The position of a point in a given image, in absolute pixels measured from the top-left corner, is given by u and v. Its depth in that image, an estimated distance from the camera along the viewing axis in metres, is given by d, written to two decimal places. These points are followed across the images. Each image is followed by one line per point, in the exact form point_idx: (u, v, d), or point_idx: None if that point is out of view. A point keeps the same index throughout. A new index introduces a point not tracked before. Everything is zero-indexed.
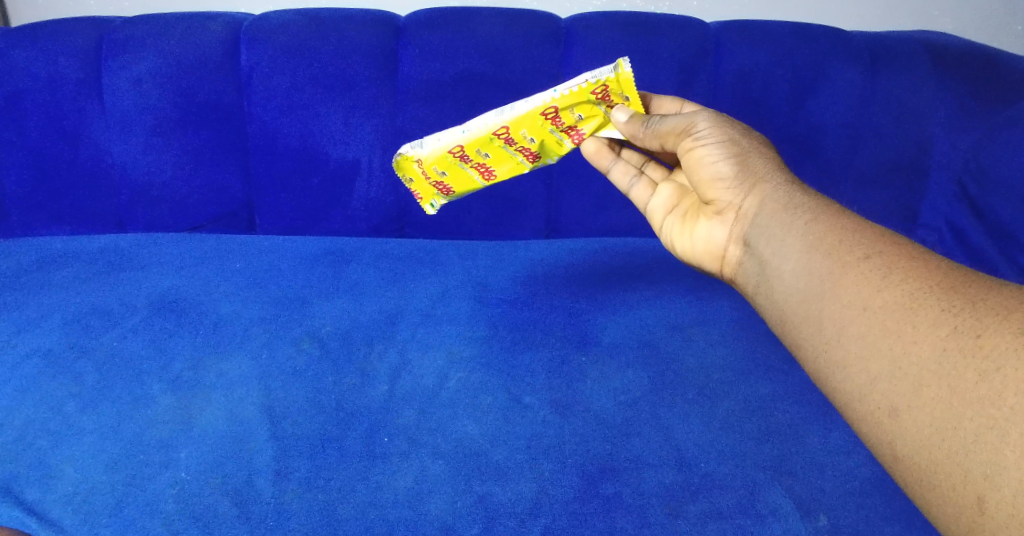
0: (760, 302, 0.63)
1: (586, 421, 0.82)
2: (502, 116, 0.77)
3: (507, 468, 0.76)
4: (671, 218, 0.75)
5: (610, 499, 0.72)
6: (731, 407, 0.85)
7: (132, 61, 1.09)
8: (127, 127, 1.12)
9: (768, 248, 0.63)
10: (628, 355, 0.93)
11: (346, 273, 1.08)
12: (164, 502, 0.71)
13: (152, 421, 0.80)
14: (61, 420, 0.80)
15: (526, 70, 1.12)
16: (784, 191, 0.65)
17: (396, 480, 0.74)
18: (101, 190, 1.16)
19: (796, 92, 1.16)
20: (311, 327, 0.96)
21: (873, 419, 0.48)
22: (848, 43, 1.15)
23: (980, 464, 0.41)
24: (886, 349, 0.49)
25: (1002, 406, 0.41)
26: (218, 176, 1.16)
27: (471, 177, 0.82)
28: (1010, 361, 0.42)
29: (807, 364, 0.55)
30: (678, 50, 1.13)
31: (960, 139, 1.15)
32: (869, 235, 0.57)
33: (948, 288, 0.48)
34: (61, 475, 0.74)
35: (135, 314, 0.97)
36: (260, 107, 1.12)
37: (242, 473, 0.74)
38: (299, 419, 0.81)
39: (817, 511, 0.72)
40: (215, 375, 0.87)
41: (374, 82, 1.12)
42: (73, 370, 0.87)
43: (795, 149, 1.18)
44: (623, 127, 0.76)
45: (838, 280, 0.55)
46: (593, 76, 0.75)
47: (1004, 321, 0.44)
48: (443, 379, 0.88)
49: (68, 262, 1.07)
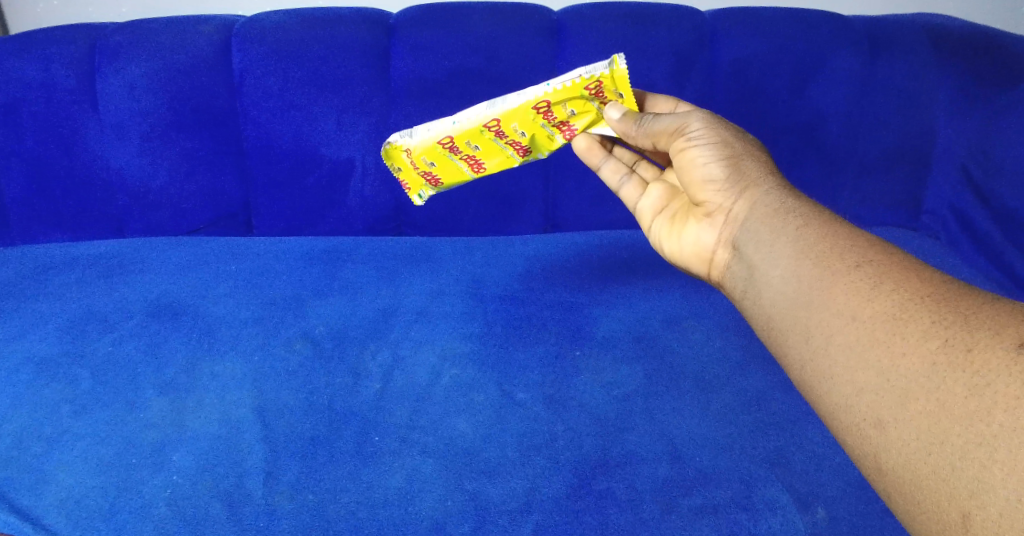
0: (746, 308, 0.62)
1: (580, 416, 0.82)
2: (494, 108, 0.78)
3: (501, 465, 0.76)
4: (660, 220, 0.74)
5: (603, 494, 0.72)
6: (726, 400, 0.85)
7: (123, 65, 1.08)
8: (122, 132, 1.11)
9: (756, 253, 0.61)
10: (623, 349, 0.92)
11: (340, 273, 1.07)
12: (157, 506, 0.70)
13: (145, 424, 0.80)
14: (55, 425, 0.80)
15: (519, 65, 1.11)
16: (775, 196, 0.64)
17: (388, 479, 0.73)
18: (97, 194, 1.15)
19: (788, 83, 1.16)
20: (306, 327, 0.95)
21: (859, 430, 0.48)
22: (840, 34, 1.15)
23: (966, 480, 0.41)
24: (875, 359, 0.49)
25: (991, 422, 0.41)
26: (213, 178, 1.15)
27: (460, 169, 0.83)
28: (999, 376, 0.42)
29: (792, 371, 0.55)
30: (673, 43, 1.13)
31: (962, 126, 1.17)
32: (861, 244, 0.56)
33: (939, 301, 0.49)
34: (55, 479, 0.73)
35: (130, 317, 0.96)
36: (252, 107, 1.11)
37: (235, 475, 0.74)
38: (292, 419, 0.80)
39: (814, 505, 0.72)
40: (209, 377, 0.86)
41: (366, 80, 1.11)
42: (68, 375, 0.87)
43: (788, 138, 1.19)
44: (616, 124, 0.75)
45: (828, 289, 0.54)
46: (586, 72, 0.75)
47: (995, 338, 0.44)
48: (436, 376, 0.87)
49: (64, 267, 1.07)
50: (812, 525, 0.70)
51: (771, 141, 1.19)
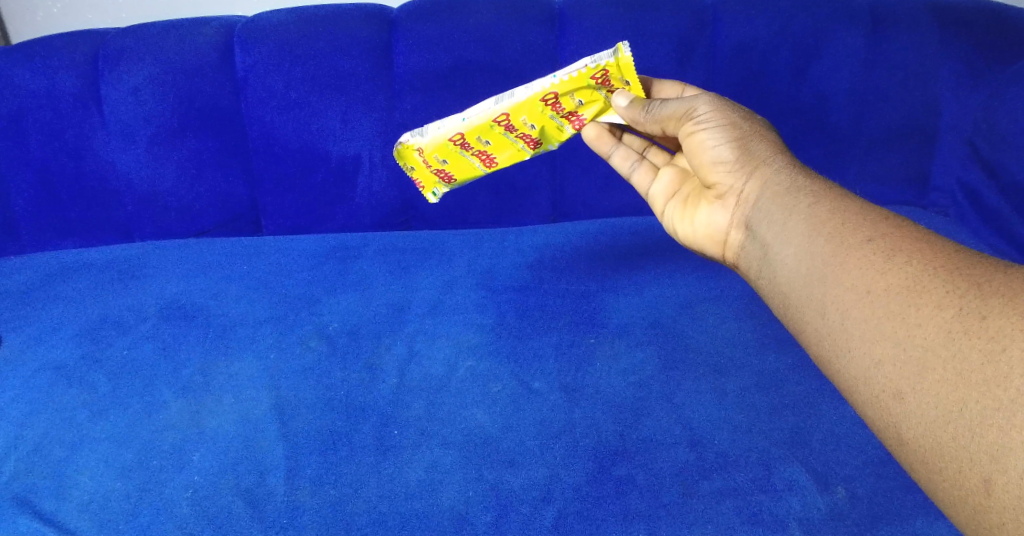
0: (762, 287, 0.62)
1: (597, 403, 0.82)
2: (501, 103, 0.77)
3: (519, 454, 0.76)
4: (672, 204, 0.74)
5: (622, 480, 0.73)
6: (741, 383, 0.85)
7: (128, 71, 1.09)
8: (129, 138, 1.11)
9: (769, 232, 0.61)
10: (638, 335, 0.93)
11: (352, 268, 1.08)
12: (179, 505, 0.71)
13: (164, 425, 0.81)
14: (77, 429, 0.81)
15: (521, 54, 1.11)
16: (786, 174, 0.63)
17: (407, 472, 0.74)
18: (106, 201, 1.15)
19: (794, 60, 1.15)
20: (320, 324, 0.96)
21: (879, 403, 0.48)
22: (845, 9, 1.14)
23: (987, 446, 0.41)
24: (890, 331, 0.49)
25: (1008, 387, 0.41)
26: (222, 180, 1.15)
27: (472, 165, 0.82)
28: (1015, 340, 0.42)
29: (810, 348, 0.55)
30: (675, 25, 1.12)
31: (968, 99, 1.15)
32: (873, 217, 0.56)
33: (952, 270, 0.48)
34: (78, 483, 0.74)
35: (146, 320, 0.97)
36: (258, 108, 1.11)
37: (255, 472, 0.75)
38: (310, 416, 0.81)
39: (835, 485, 0.72)
40: (226, 376, 0.87)
41: (370, 76, 1.11)
42: (87, 379, 0.88)
43: (795, 116, 1.18)
44: (623, 111, 0.75)
45: (841, 264, 0.54)
46: (592, 61, 0.75)
47: (1010, 303, 0.44)
48: (452, 368, 0.88)
49: (80, 273, 1.08)
50: (834, 504, 0.70)
51: (778, 121, 1.18)
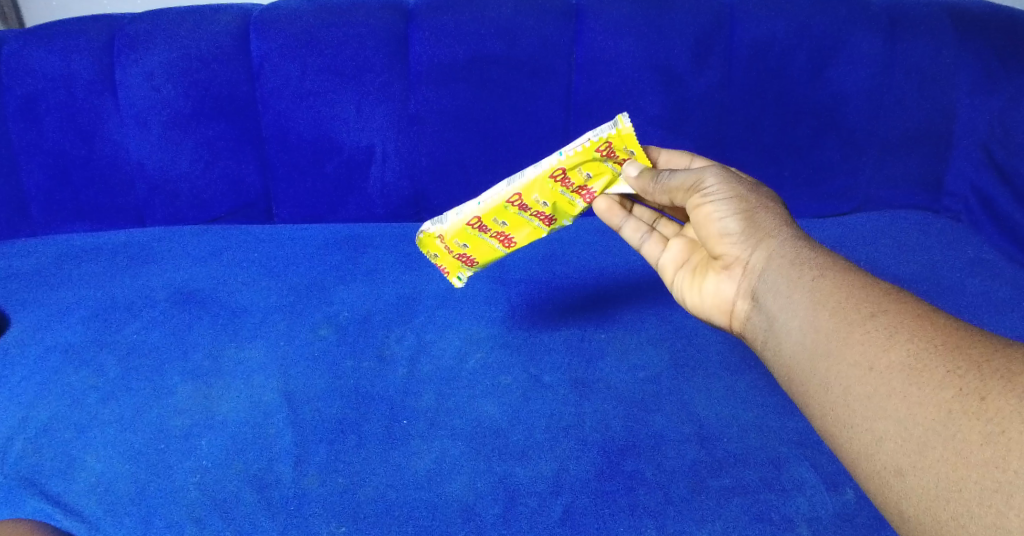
0: (767, 359, 0.63)
1: (606, 398, 0.84)
2: (513, 184, 0.78)
3: (528, 447, 0.78)
4: (682, 273, 0.75)
5: (631, 475, 0.74)
6: (750, 381, 0.86)
7: (143, 56, 1.09)
8: (142, 122, 1.12)
9: (774, 304, 0.62)
10: (648, 331, 0.94)
11: (365, 259, 1.10)
12: (186, 489, 0.73)
13: (173, 409, 0.83)
14: (86, 412, 0.83)
15: (539, 49, 1.12)
16: (791, 245, 0.64)
17: (415, 462, 0.76)
18: (118, 187, 1.16)
19: (811, 60, 1.15)
20: (330, 313, 0.98)
21: (881, 478, 0.50)
22: (863, 9, 1.15)
23: (985, 528, 0.42)
24: (892, 409, 0.50)
25: (1007, 469, 0.42)
26: (236, 168, 1.17)
27: (492, 247, 0.81)
28: (1013, 423, 0.43)
29: (814, 422, 0.56)
30: (692, 23, 1.13)
31: (984, 105, 1.17)
32: (877, 291, 0.57)
33: (953, 348, 0.50)
34: (86, 465, 0.76)
35: (156, 305, 1.00)
36: (274, 96, 1.13)
37: (264, 459, 0.76)
38: (319, 404, 0.83)
39: (842, 485, 0.74)
40: (235, 362, 0.90)
41: (386, 68, 1.12)
42: (96, 362, 0.90)
43: (809, 115, 1.18)
44: (634, 181, 0.77)
45: (844, 340, 0.55)
46: (595, 135, 0.77)
47: (1009, 385, 0.45)
48: (463, 360, 0.90)
49: (92, 257, 1.10)
50: (841, 504, 0.72)
51: (795, 121, 1.18)
